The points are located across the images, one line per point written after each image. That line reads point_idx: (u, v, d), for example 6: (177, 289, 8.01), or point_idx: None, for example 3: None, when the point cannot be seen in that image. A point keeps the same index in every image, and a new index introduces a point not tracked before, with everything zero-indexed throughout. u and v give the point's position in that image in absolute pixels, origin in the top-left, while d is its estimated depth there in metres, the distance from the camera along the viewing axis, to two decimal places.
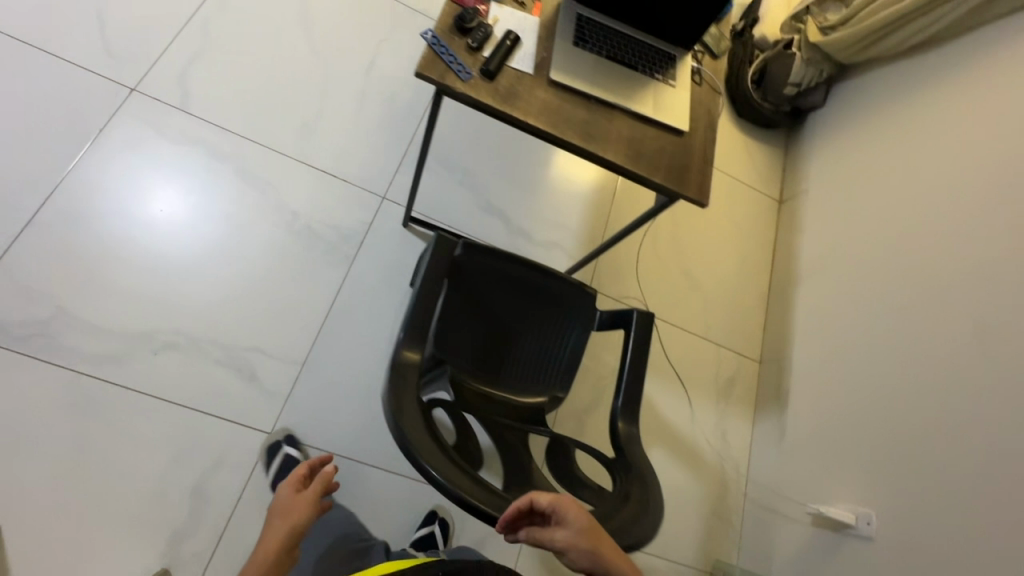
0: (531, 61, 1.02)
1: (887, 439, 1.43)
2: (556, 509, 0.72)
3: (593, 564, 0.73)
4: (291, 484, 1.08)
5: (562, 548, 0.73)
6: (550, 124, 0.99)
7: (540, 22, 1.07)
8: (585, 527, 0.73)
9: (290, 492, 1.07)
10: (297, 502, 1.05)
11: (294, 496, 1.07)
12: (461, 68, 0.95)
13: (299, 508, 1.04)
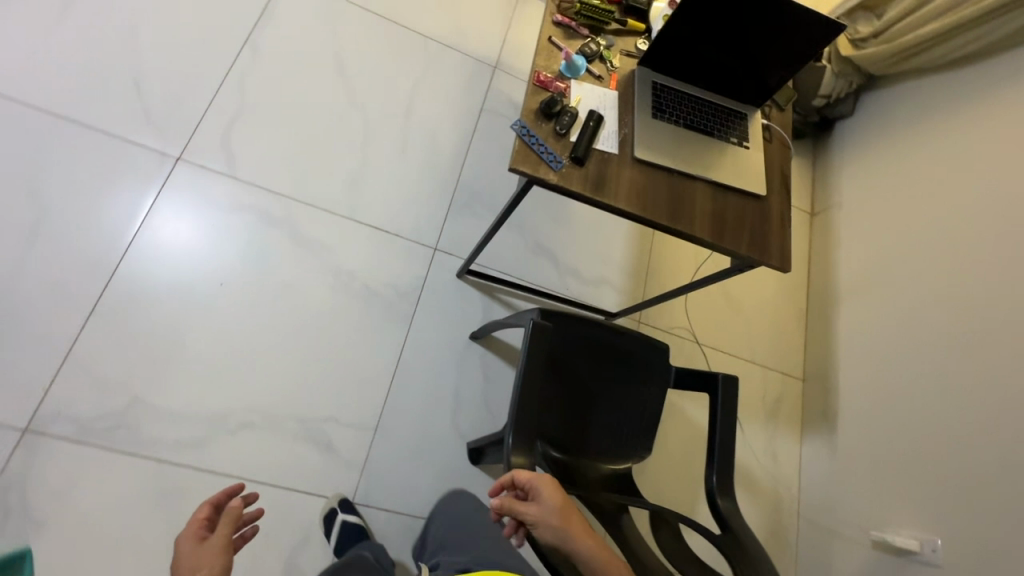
0: (615, 140, 1.01)
1: (944, 464, 1.47)
2: (533, 484, 0.90)
3: (557, 539, 0.87)
4: (187, 533, 0.84)
5: (534, 517, 0.88)
6: (639, 206, 0.99)
7: (618, 95, 1.05)
8: (555, 504, 0.89)
9: (188, 549, 0.82)
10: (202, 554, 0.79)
11: (189, 550, 0.82)
12: (553, 157, 0.94)
13: (203, 566, 0.79)
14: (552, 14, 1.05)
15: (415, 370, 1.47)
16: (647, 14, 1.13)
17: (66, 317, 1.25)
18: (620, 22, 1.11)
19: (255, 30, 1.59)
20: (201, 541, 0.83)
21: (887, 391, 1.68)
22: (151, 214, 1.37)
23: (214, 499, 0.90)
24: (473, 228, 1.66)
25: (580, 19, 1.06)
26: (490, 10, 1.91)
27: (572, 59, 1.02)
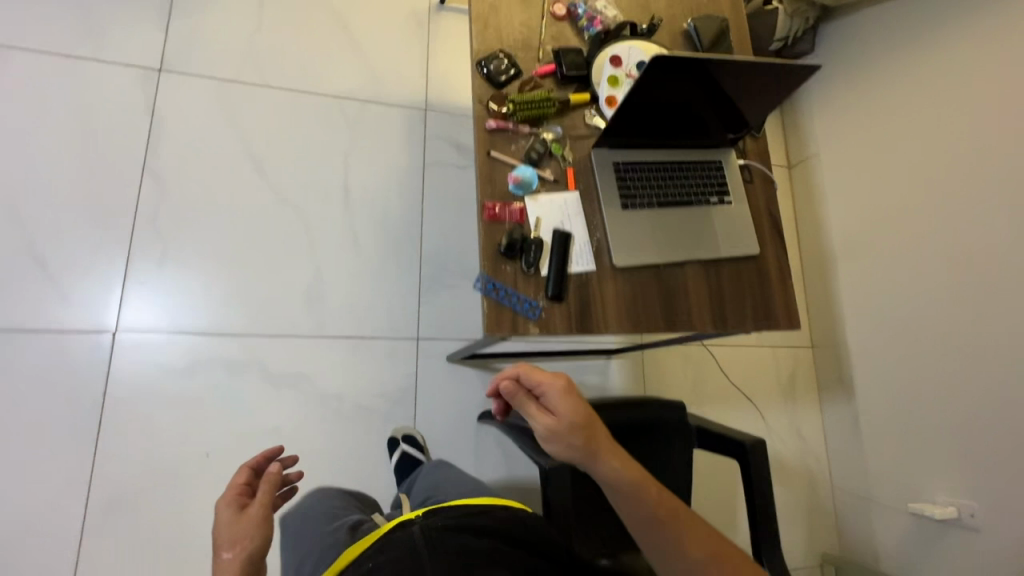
0: (590, 253, 0.90)
1: (968, 427, 1.45)
2: (546, 393, 0.77)
3: (573, 454, 0.76)
4: (225, 499, 0.71)
5: (540, 423, 0.77)
6: (631, 323, 0.90)
7: (580, 193, 0.92)
8: (571, 418, 0.76)
9: (226, 518, 0.69)
10: (243, 524, 0.67)
11: (230, 520, 0.68)
12: (529, 306, 0.84)
13: (244, 538, 0.66)
14: (483, 121, 0.90)
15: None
16: (588, 79, 0.97)
17: (58, 543, 1.18)
18: (561, 98, 0.96)
19: (150, 155, 1.42)
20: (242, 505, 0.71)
21: (895, 353, 1.67)
22: (108, 400, 1.27)
23: (249, 464, 0.78)
24: (449, 300, 1.54)
25: (516, 116, 0.91)
26: (400, 41, 1.68)
27: (520, 174, 0.88)
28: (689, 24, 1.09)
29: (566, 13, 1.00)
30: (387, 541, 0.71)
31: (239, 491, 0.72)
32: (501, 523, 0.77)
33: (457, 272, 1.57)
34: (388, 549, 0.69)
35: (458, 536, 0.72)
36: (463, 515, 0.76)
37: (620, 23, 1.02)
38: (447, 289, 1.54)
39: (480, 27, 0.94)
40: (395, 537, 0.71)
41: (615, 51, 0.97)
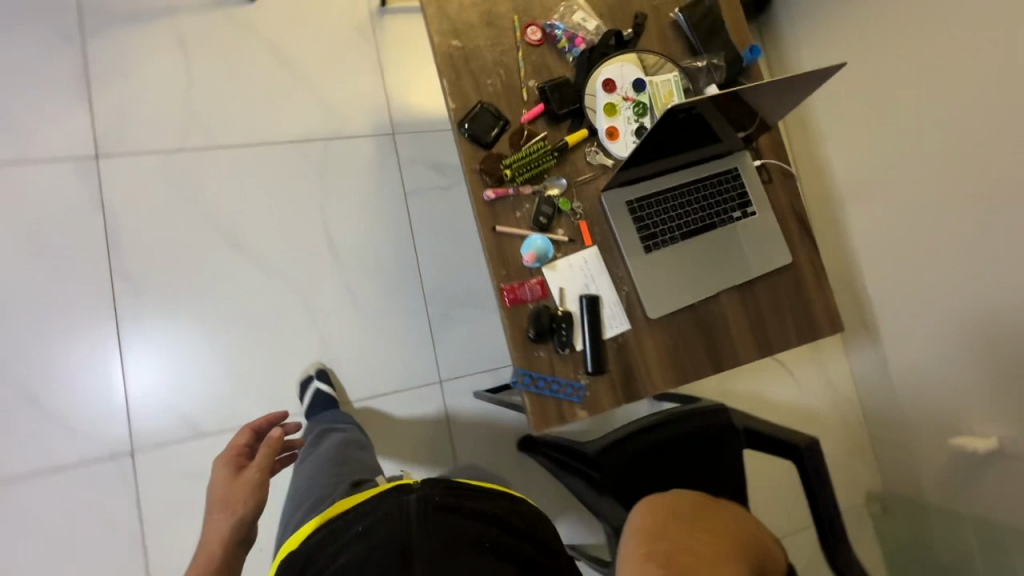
0: (622, 311, 0.83)
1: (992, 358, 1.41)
2: None
3: None
4: (227, 459, 1.00)
5: None
6: (677, 374, 0.85)
7: (598, 247, 0.84)
8: None
9: (226, 476, 0.96)
10: (234, 487, 0.94)
11: (224, 484, 0.95)
12: (572, 389, 0.79)
13: (237, 503, 0.92)
14: (479, 193, 0.80)
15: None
16: (582, 112, 0.86)
17: None
18: (557, 142, 0.85)
19: (113, 257, 1.30)
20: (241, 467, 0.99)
21: (910, 291, 1.62)
22: (146, 523, 1.23)
23: (256, 426, 1.07)
24: (463, 333, 1.48)
25: (515, 178, 0.81)
26: (347, 63, 1.52)
27: (533, 246, 0.80)
28: (677, 13, 0.96)
29: (542, 37, 0.88)
30: (385, 497, 0.77)
31: (238, 451, 1.02)
32: (500, 511, 0.81)
33: (465, 303, 1.50)
34: (383, 511, 0.75)
35: (451, 513, 0.76)
36: (464, 493, 0.80)
37: (603, 36, 0.90)
38: (459, 323, 1.48)
39: (451, 78, 0.82)
40: (396, 498, 0.77)
41: (604, 75, 0.87)
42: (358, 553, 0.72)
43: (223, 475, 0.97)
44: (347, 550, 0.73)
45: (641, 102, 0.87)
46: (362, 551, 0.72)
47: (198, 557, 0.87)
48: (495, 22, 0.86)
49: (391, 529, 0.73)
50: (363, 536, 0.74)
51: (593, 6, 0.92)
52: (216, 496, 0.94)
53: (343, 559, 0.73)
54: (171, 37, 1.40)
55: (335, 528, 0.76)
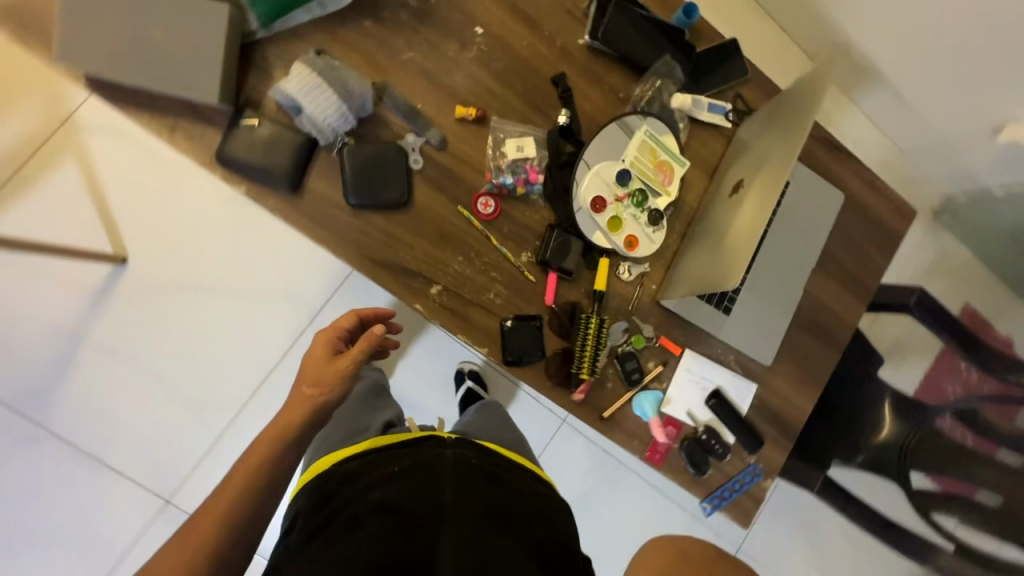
0: (743, 378, 0.83)
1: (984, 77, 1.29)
2: None
3: None
4: (326, 337, 0.73)
5: None
6: (812, 383, 0.86)
7: (688, 345, 0.81)
8: None
9: (323, 350, 0.72)
10: (331, 366, 0.70)
11: (318, 363, 0.70)
12: (751, 474, 0.82)
13: (326, 382, 0.69)
14: (567, 400, 0.76)
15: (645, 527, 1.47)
16: (589, 245, 0.76)
17: None
18: (589, 290, 0.77)
19: None
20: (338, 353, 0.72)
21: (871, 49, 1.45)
22: None
23: (363, 315, 0.78)
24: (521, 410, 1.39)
25: (587, 367, 0.75)
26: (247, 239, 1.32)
27: (645, 403, 0.78)
28: (588, 39, 0.77)
29: (498, 199, 0.74)
30: (422, 444, 0.66)
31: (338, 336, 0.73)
32: (538, 492, 0.69)
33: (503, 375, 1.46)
34: (420, 457, 0.64)
35: (489, 477, 0.65)
36: (503, 462, 0.69)
37: (546, 145, 0.75)
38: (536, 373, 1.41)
39: (461, 325, 0.73)
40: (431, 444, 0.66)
41: (584, 193, 0.74)
42: (386, 495, 0.59)
43: (322, 354, 0.71)
44: (379, 484, 0.60)
45: (635, 189, 0.75)
46: (393, 491, 0.59)
47: (274, 422, 0.68)
48: (448, 230, 0.72)
49: (430, 480, 0.61)
50: (402, 479, 0.61)
51: (514, 115, 0.75)
52: (306, 374, 0.70)
53: (377, 494, 0.59)
54: (103, 356, 1.25)
55: (376, 458, 0.64)
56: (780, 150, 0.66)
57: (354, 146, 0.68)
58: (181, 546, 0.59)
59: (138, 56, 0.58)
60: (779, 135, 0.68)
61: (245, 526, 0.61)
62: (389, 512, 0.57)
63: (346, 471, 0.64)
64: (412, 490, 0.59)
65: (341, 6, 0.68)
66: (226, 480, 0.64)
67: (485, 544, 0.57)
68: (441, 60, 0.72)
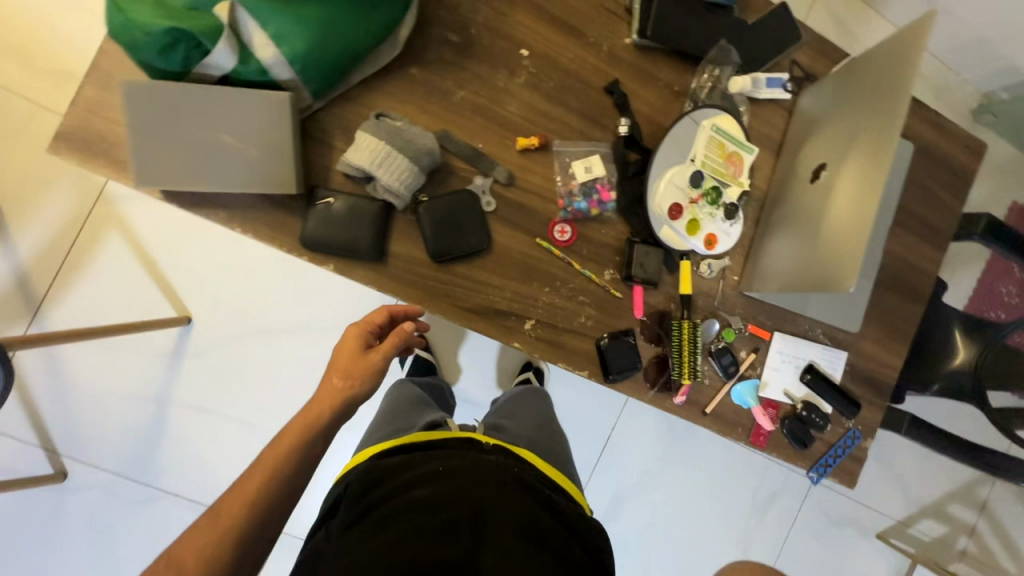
0: (833, 349, 0.84)
1: None
2: None
3: None
4: (358, 329, 0.67)
5: None
6: (900, 339, 0.87)
7: (776, 327, 0.81)
8: None
9: (350, 342, 0.66)
10: (360, 360, 0.64)
11: (352, 358, 0.65)
12: (851, 437, 0.85)
13: (356, 377, 0.64)
14: (670, 403, 0.78)
15: (707, 490, 1.51)
16: (668, 251, 0.76)
17: None
18: (674, 295, 0.77)
19: None
20: (370, 349, 0.67)
21: None
22: None
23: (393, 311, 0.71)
24: (582, 400, 1.41)
25: (686, 371, 0.76)
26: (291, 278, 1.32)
27: (743, 392, 0.80)
28: (636, 38, 0.73)
29: (574, 224, 0.73)
30: (462, 448, 0.68)
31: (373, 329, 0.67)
32: (572, 510, 0.68)
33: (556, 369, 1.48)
34: (460, 458, 0.65)
35: (525, 489, 0.65)
36: (540, 478, 0.70)
37: (613, 159, 0.73)
38: None
39: (560, 354, 0.74)
40: (472, 450, 0.67)
41: (660, 202, 0.72)
42: (431, 491, 0.60)
43: (356, 349, 0.66)
44: (422, 483, 0.62)
45: (708, 188, 0.74)
46: (436, 490, 0.61)
47: (298, 416, 0.61)
48: (531, 264, 0.72)
49: (471, 482, 0.62)
50: (447, 479, 0.62)
51: (574, 134, 0.73)
52: (336, 367, 0.64)
53: (418, 491, 0.61)
54: (190, 413, 1.29)
55: (416, 457, 0.66)
56: (868, 130, 0.63)
57: (428, 201, 0.68)
58: (191, 541, 0.52)
59: (211, 159, 0.58)
60: (859, 116, 0.66)
61: (266, 527, 0.55)
62: (426, 509, 0.59)
63: (389, 466, 0.66)
64: (455, 491, 0.61)
65: (388, 61, 0.66)
66: (244, 473, 0.56)
67: (520, 558, 0.57)
68: (493, 92, 0.70)
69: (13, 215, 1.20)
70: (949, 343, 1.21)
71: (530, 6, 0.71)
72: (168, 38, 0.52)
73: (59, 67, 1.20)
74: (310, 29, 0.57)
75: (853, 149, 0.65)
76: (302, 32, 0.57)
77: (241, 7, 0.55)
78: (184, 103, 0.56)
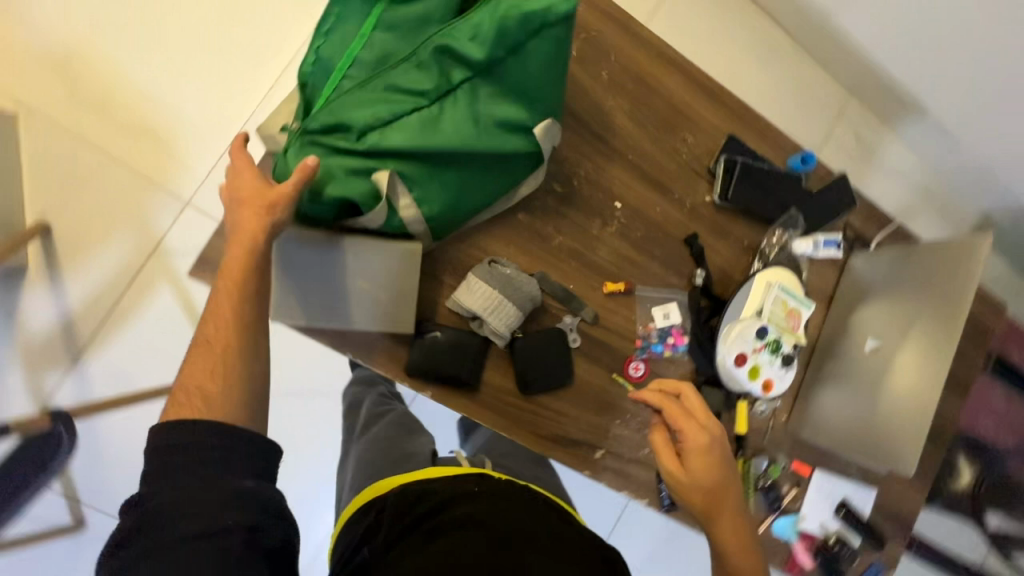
0: (865, 486, 0.90)
1: None
2: None
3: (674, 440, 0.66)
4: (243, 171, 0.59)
5: None
6: (924, 480, 0.94)
7: (817, 463, 0.88)
8: None
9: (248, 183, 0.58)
10: (268, 196, 0.57)
11: (258, 189, 0.58)
12: (878, 568, 0.90)
13: (277, 207, 0.57)
14: None
15: None
16: (729, 391, 0.82)
17: None
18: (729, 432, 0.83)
19: None
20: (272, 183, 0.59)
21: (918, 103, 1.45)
22: None
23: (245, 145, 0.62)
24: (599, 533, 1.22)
25: None
26: None
27: (784, 525, 0.85)
28: (715, 198, 0.81)
29: (647, 362, 0.79)
30: (485, 479, 0.64)
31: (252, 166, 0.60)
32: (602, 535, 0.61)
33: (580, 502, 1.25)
34: (491, 487, 0.62)
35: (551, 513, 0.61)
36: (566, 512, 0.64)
37: (687, 304, 0.80)
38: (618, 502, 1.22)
39: (624, 482, 0.79)
40: (508, 485, 0.64)
41: (728, 352, 0.78)
42: (469, 511, 0.57)
43: (247, 171, 0.59)
44: (459, 503, 0.58)
45: (771, 340, 0.80)
46: (477, 509, 0.57)
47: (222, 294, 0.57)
48: (606, 397, 0.78)
49: (506, 506, 0.59)
50: (478, 501, 0.59)
51: (655, 280, 0.80)
52: (251, 204, 0.57)
53: (457, 511, 0.57)
54: None
55: (444, 484, 0.63)
56: (927, 320, 0.73)
57: (523, 336, 0.73)
58: (192, 374, 0.54)
59: (349, 301, 0.64)
60: (912, 303, 0.76)
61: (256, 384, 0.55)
62: (466, 525, 0.54)
63: (423, 490, 0.62)
64: (490, 509, 0.57)
65: (502, 210, 0.72)
66: (211, 305, 0.57)
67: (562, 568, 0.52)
68: (587, 239, 0.77)
69: (69, 256, 1.11)
70: (953, 464, 1.29)
71: (626, 166, 0.78)
72: (332, 205, 0.59)
73: (135, 121, 1.12)
74: (448, 196, 0.63)
75: (909, 332, 0.75)
76: (440, 197, 0.63)
77: (398, 178, 0.60)
78: (342, 253, 0.63)
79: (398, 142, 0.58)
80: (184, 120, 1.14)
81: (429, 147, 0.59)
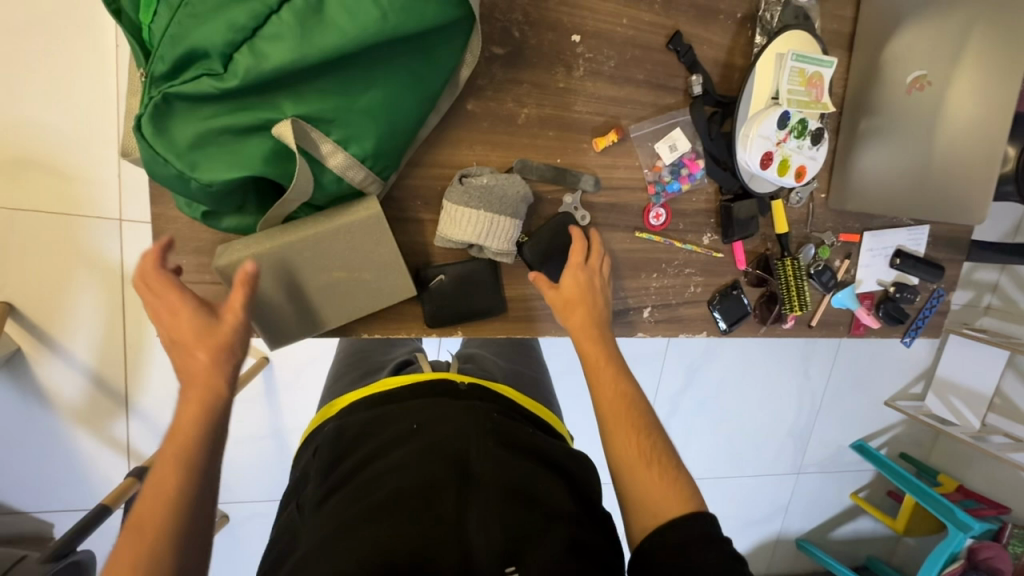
0: (917, 227, 0.86)
1: None
2: None
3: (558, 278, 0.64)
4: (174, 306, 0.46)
5: None
6: None
7: (864, 226, 0.83)
8: None
9: (182, 322, 0.46)
10: (212, 335, 0.46)
11: (200, 334, 0.46)
12: (938, 295, 0.90)
13: (228, 347, 0.46)
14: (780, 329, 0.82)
15: None
16: (761, 195, 0.74)
17: None
18: (770, 235, 0.78)
19: None
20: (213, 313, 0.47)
21: None
22: None
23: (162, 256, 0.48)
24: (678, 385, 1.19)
25: (796, 302, 0.78)
26: None
27: (842, 297, 0.84)
28: None
29: (667, 205, 0.71)
30: (439, 394, 0.55)
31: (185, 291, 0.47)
32: (555, 445, 0.54)
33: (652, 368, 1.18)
34: (442, 411, 0.52)
35: (510, 436, 0.52)
36: (524, 420, 0.57)
37: (693, 121, 0.68)
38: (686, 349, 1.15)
39: (678, 328, 0.76)
40: (457, 403, 0.54)
41: (751, 155, 0.68)
42: (404, 457, 0.47)
43: (181, 308, 0.46)
44: (398, 445, 0.49)
45: (795, 123, 0.69)
46: (412, 453, 0.48)
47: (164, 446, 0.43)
48: (637, 258, 0.72)
49: (452, 433, 0.49)
50: (422, 437, 0.49)
51: (649, 110, 0.67)
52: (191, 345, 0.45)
53: (397, 454, 0.48)
54: None
55: (393, 410, 0.54)
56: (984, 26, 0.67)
57: (528, 239, 0.65)
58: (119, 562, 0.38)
59: (320, 307, 0.57)
60: (961, 13, 0.68)
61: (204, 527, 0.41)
62: (400, 475, 0.46)
63: (361, 427, 0.53)
64: (434, 445, 0.48)
65: (448, 107, 0.58)
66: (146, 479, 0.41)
67: (517, 525, 0.43)
68: (557, 98, 0.63)
69: (45, 318, 0.83)
70: None
71: None
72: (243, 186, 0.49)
73: None
74: (376, 120, 0.50)
75: (965, 47, 0.68)
76: (370, 130, 0.50)
77: (299, 119, 0.48)
78: (299, 262, 0.54)
79: (278, 59, 0.45)
80: (39, 125, 0.75)
81: (321, 51, 0.46)
